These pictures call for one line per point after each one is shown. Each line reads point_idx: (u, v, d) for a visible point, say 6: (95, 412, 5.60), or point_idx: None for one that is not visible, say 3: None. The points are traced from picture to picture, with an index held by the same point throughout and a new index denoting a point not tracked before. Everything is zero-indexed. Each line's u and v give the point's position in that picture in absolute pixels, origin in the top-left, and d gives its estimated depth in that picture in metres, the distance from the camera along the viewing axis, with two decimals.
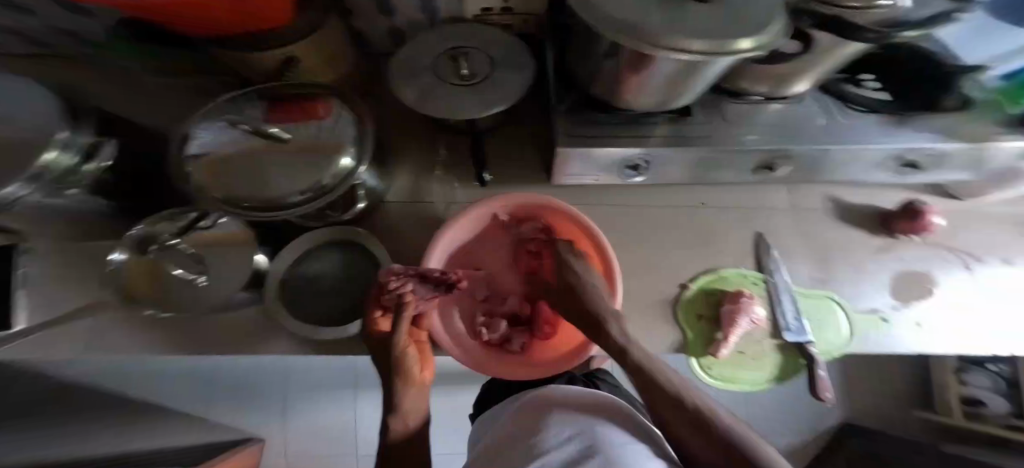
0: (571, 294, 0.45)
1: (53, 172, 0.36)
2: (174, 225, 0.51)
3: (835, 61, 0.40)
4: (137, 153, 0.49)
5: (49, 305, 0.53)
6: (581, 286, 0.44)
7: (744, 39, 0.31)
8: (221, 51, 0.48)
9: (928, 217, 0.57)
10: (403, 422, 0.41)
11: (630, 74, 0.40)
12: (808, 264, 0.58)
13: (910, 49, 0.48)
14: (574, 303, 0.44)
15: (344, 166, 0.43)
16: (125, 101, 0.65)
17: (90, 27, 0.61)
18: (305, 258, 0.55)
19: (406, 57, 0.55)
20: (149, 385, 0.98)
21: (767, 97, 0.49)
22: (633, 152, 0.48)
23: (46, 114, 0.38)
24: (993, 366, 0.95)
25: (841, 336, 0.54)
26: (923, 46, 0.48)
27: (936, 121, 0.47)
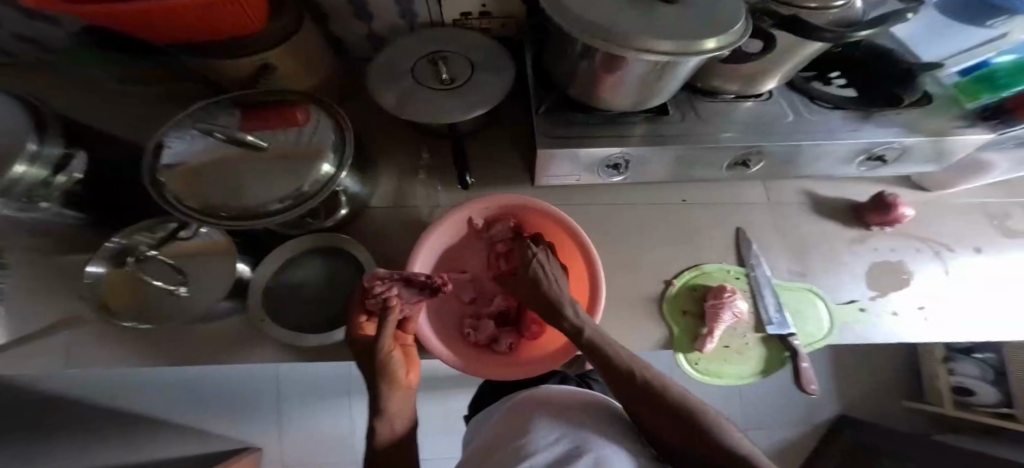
0: (541, 299, 0.44)
1: (23, 185, 0.36)
2: (153, 236, 0.52)
3: (798, 59, 0.41)
4: (113, 163, 0.49)
5: (23, 320, 0.53)
6: (554, 293, 0.43)
7: (709, 39, 0.32)
8: (196, 59, 0.48)
9: (899, 209, 0.58)
10: (390, 427, 0.40)
11: (605, 74, 0.41)
12: (787, 258, 0.59)
13: (869, 47, 0.53)
14: (545, 308, 0.44)
15: (325, 172, 0.43)
16: (88, 108, 0.64)
17: (51, 33, 0.61)
18: (289, 265, 0.55)
19: (385, 63, 0.55)
20: (136, 398, 0.97)
21: (739, 95, 0.50)
22: (611, 152, 0.49)
23: (16, 126, 0.37)
24: (979, 354, 0.98)
25: (823, 327, 0.55)
26: (880, 44, 0.54)
27: (901, 115, 0.49)
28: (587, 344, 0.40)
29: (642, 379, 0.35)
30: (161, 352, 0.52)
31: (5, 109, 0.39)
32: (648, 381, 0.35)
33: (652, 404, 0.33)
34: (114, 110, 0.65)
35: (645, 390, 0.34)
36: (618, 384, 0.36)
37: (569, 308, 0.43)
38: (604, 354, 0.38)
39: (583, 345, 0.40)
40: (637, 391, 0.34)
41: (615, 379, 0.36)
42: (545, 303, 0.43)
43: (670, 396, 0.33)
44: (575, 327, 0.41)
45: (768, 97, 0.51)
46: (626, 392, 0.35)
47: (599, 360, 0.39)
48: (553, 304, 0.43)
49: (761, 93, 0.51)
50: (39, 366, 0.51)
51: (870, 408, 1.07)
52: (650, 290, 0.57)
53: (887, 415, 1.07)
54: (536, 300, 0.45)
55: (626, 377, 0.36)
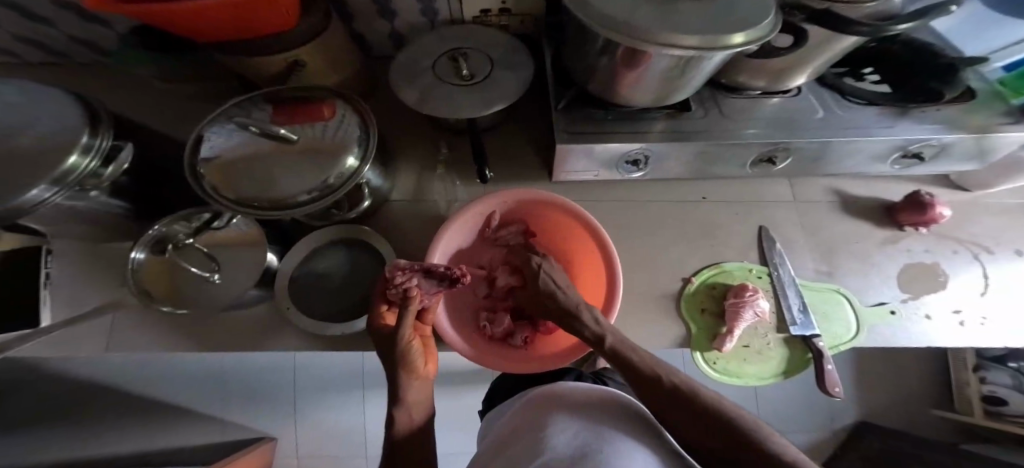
0: (554, 307, 0.45)
1: (76, 175, 0.38)
2: (190, 225, 0.54)
3: (830, 54, 0.40)
4: (156, 155, 0.51)
5: (74, 304, 0.57)
6: (569, 301, 0.44)
7: (736, 34, 0.32)
8: (228, 57, 0.50)
9: (937, 208, 0.55)
10: (408, 415, 0.42)
11: (626, 70, 0.41)
12: (812, 258, 0.58)
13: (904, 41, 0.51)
14: (560, 316, 0.44)
15: (349, 165, 0.44)
16: (135, 104, 0.68)
17: (102, 34, 0.65)
18: (311, 257, 0.57)
19: (406, 59, 0.56)
20: (165, 386, 1.01)
21: (765, 91, 0.49)
22: (632, 148, 0.48)
23: (68, 121, 0.40)
24: (1014, 364, 0.91)
25: (850, 329, 0.53)
26: (918, 39, 0.51)
27: (941, 112, 0.47)
28: (609, 350, 0.40)
29: (670, 383, 0.35)
30: (195, 337, 0.55)
31: (57, 106, 0.42)
32: (677, 383, 0.35)
33: (685, 409, 0.33)
34: (151, 106, 0.68)
35: (677, 394, 0.34)
36: (641, 388, 0.36)
37: (587, 317, 0.42)
38: (629, 359, 0.38)
39: (605, 351, 0.40)
40: (667, 395, 0.34)
41: (640, 384, 0.36)
42: (560, 311, 0.44)
43: (702, 399, 0.33)
44: (594, 334, 0.41)
45: (794, 93, 0.50)
46: (655, 397, 0.35)
47: (622, 365, 0.38)
48: (570, 312, 0.43)
49: (788, 89, 0.49)
50: (84, 348, 0.54)
51: (895, 416, 1.03)
52: (667, 288, 0.57)
53: (913, 424, 1.04)
54: (551, 309, 0.45)
55: (654, 381, 0.36)
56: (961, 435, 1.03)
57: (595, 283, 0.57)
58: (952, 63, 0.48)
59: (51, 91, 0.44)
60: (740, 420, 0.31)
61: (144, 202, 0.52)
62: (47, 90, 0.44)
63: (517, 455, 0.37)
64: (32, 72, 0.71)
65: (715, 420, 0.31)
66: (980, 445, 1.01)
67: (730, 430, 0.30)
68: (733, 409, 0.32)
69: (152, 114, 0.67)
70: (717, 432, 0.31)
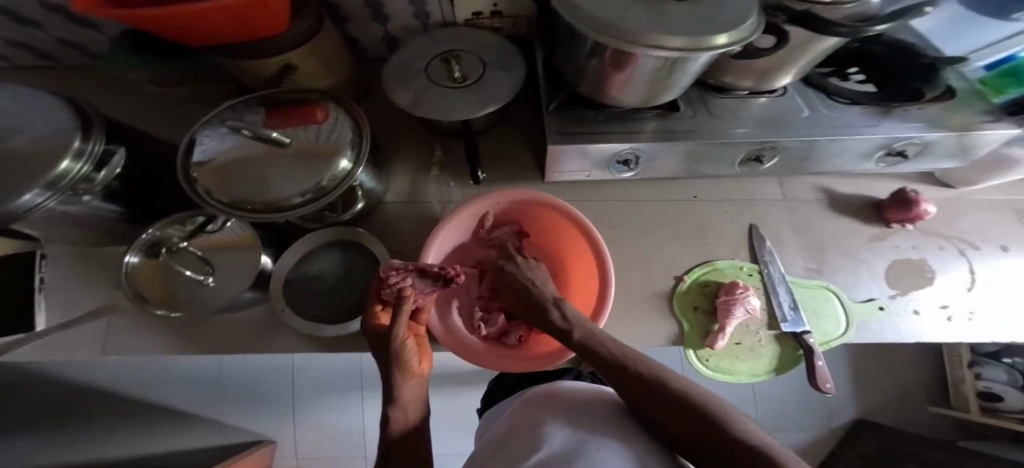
0: (527, 302, 0.49)
1: (67, 180, 0.39)
2: (183, 229, 0.54)
3: (816, 54, 0.41)
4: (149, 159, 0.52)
5: (68, 308, 0.57)
6: (540, 296, 0.49)
7: (721, 35, 0.32)
8: (220, 60, 0.51)
9: (921, 205, 0.56)
10: (404, 415, 0.43)
11: (615, 71, 0.41)
12: (802, 255, 0.59)
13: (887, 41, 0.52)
14: (532, 311, 0.48)
15: (342, 168, 0.45)
16: (129, 108, 0.68)
17: (95, 38, 0.65)
18: (307, 259, 0.58)
19: (398, 62, 0.56)
20: (163, 390, 1.01)
21: (753, 91, 0.50)
22: (622, 148, 0.49)
23: (59, 126, 0.40)
24: (1009, 360, 0.93)
25: (840, 325, 0.54)
26: (900, 39, 0.52)
27: (924, 111, 0.47)
28: (578, 343, 0.42)
29: (637, 372, 0.36)
30: (189, 339, 0.55)
31: (49, 111, 0.42)
32: (644, 372, 0.36)
33: (653, 396, 0.34)
34: (146, 110, 0.68)
35: (645, 382, 0.35)
36: (622, 384, 0.37)
37: (555, 310, 0.46)
38: (596, 351, 0.40)
39: (574, 345, 0.43)
40: (634, 383, 0.36)
41: (609, 373, 0.38)
42: (532, 305, 0.49)
43: (668, 385, 0.34)
44: (563, 328, 0.44)
45: (781, 93, 0.51)
46: (625, 386, 0.36)
47: (591, 357, 0.41)
48: (541, 305, 0.48)
49: (776, 89, 0.50)
50: (78, 352, 0.54)
51: (891, 412, 1.04)
52: (659, 286, 0.58)
53: (909, 420, 1.04)
54: (521, 302, 0.50)
55: (620, 370, 0.37)
56: (957, 431, 1.04)
57: (588, 280, 0.57)
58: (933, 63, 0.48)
59: (43, 95, 0.44)
60: (707, 404, 0.31)
61: (138, 205, 0.52)
62: (40, 95, 0.44)
63: (513, 455, 0.37)
64: (26, 76, 0.71)
65: (681, 405, 0.32)
66: (976, 441, 1.02)
67: (697, 414, 0.31)
68: (698, 394, 0.33)
69: (147, 118, 0.67)
70: (686, 419, 0.31)
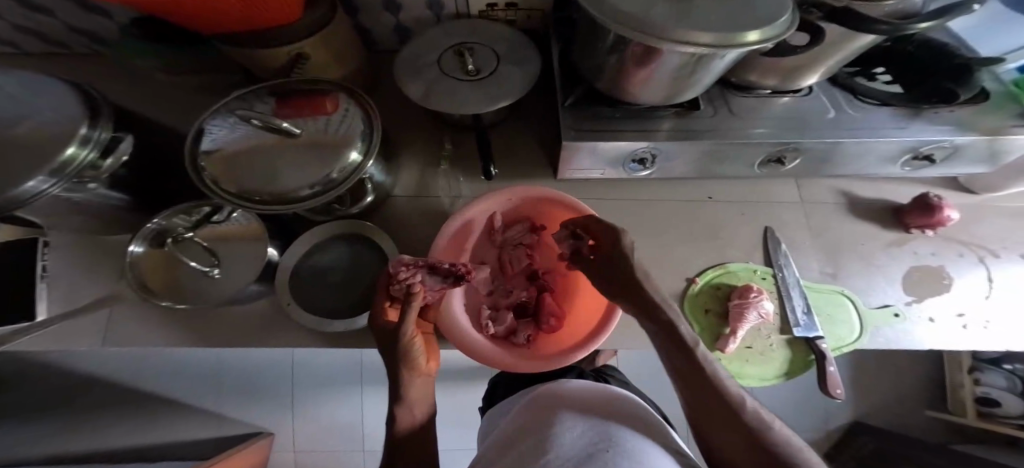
0: (638, 293, 0.38)
1: (74, 167, 0.38)
2: (189, 219, 0.54)
3: (844, 54, 0.40)
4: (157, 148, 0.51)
5: (70, 298, 0.56)
6: (651, 291, 0.38)
7: (752, 32, 0.31)
8: (231, 49, 0.49)
9: (944, 211, 0.55)
10: (410, 414, 0.42)
11: (636, 68, 0.40)
12: (817, 259, 0.58)
13: (919, 39, 0.50)
14: (641, 301, 0.38)
15: (352, 160, 0.44)
16: (134, 96, 0.67)
17: (101, 24, 0.64)
18: (313, 252, 0.57)
19: (411, 53, 0.55)
20: (168, 382, 1.01)
21: (775, 91, 0.49)
22: (639, 146, 0.48)
23: (66, 112, 0.39)
24: (1010, 366, 0.93)
25: (853, 332, 0.53)
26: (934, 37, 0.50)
27: (955, 113, 0.46)
28: (693, 363, 0.34)
29: (752, 414, 0.30)
30: (194, 332, 0.54)
31: (57, 96, 0.41)
32: (758, 418, 0.30)
33: (770, 458, 0.28)
34: (152, 99, 0.67)
35: (758, 430, 0.29)
36: (692, 388, 0.33)
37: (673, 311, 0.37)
38: (712, 379, 0.32)
39: (685, 360, 0.34)
40: (746, 434, 0.29)
41: (713, 406, 0.32)
42: (644, 296, 0.38)
43: (787, 448, 0.28)
44: (680, 338, 0.35)
45: (806, 93, 0.50)
46: (730, 432, 0.30)
47: (702, 382, 0.33)
48: (658, 301, 0.37)
49: (800, 88, 0.49)
50: (81, 342, 0.54)
51: (891, 416, 1.04)
52: (672, 287, 0.57)
53: (906, 426, 1.04)
54: (629, 293, 0.39)
55: (733, 409, 0.31)
56: (951, 435, 1.04)
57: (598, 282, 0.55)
58: (965, 63, 0.46)
59: (51, 81, 0.43)
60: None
61: (145, 195, 0.51)
62: (48, 80, 0.43)
63: (522, 454, 0.37)
64: (30, 61, 0.69)
65: None
66: (969, 445, 1.02)
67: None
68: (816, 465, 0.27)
69: (153, 107, 0.66)
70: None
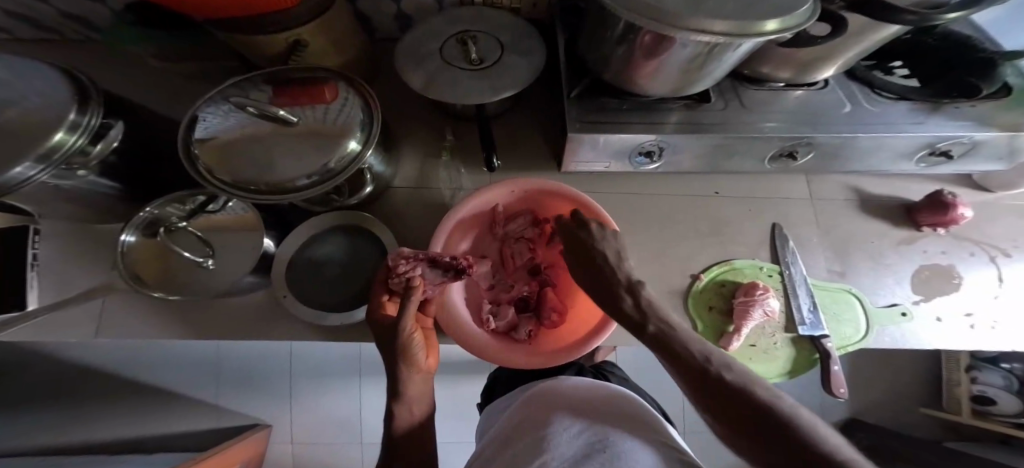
0: (602, 284, 0.39)
1: (62, 153, 0.36)
2: (183, 208, 0.53)
3: (864, 45, 0.38)
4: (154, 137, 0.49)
5: (61, 288, 0.55)
6: (616, 277, 0.39)
7: (770, 21, 0.30)
8: (225, 34, 0.47)
9: (959, 209, 0.53)
10: (410, 413, 0.42)
11: (645, 58, 0.39)
12: (825, 256, 0.57)
13: (943, 32, 0.48)
14: (605, 295, 0.39)
15: (351, 150, 0.42)
16: (128, 83, 0.65)
17: (93, 8, 0.61)
18: (311, 243, 0.55)
19: (413, 41, 0.53)
20: (158, 374, 0.99)
21: (789, 84, 0.48)
22: (646, 139, 0.47)
23: (54, 97, 0.37)
24: (1008, 365, 0.91)
25: (859, 331, 0.52)
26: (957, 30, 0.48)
27: (976, 108, 0.45)
28: (659, 344, 0.34)
29: (722, 379, 0.29)
30: (189, 324, 0.53)
31: (45, 80, 0.39)
32: (733, 382, 0.29)
33: (752, 419, 0.26)
34: (145, 86, 0.65)
35: (732, 395, 0.28)
36: (680, 373, 0.32)
37: (627, 298, 0.37)
38: (674, 353, 0.32)
39: (649, 343, 0.35)
40: (721, 403, 0.29)
41: (687, 380, 0.31)
42: (604, 287, 0.39)
43: (765, 405, 0.26)
44: (635, 321, 0.36)
45: (822, 86, 0.48)
46: (711, 405, 0.30)
47: (669, 360, 0.33)
48: (612, 287, 0.38)
49: (816, 82, 0.48)
50: (71, 333, 0.52)
51: (886, 413, 1.04)
52: (677, 284, 0.56)
53: (901, 424, 1.04)
54: (594, 284, 0.40)
55: (702, 377, 0.30)
56: (944, 432, 1.04)
57: None
58: (990, 57, 0.45)
59: (39, 65, 0.41)
60: (813, 430, 0.24)
61: (137, 183, 0.49)
62: (35, 65, 0.41)
63: (516, 454, 0.37)
64: (20, 47, 0.67)
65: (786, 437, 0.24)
66: (961, 442, 1.02)
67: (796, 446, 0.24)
68: (798, 414, 0.26)
69: (147, 93, 0.64)
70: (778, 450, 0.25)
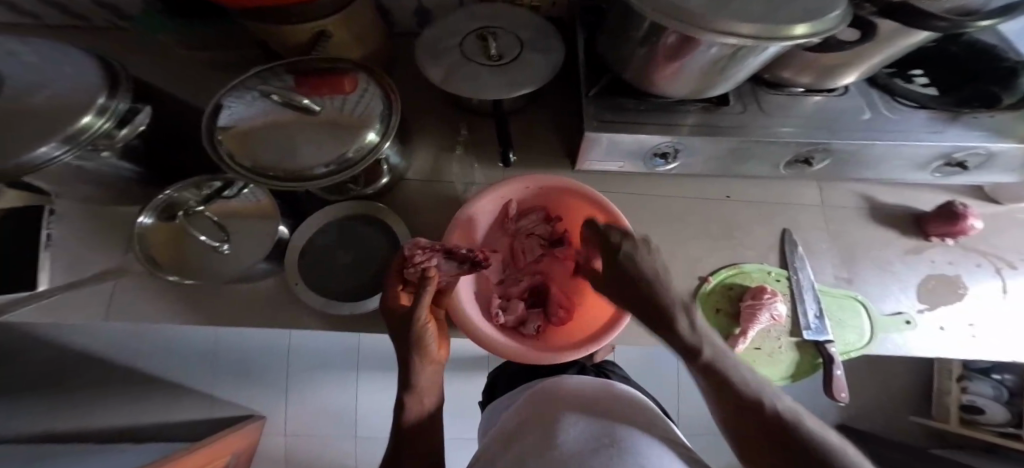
0: (647, 302, 0.35)
1: (89, 135, 0.36)
2: (200, 193, 0.52)
3: (889, 52, 0.39)
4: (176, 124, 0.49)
5: (72, 269, 0.55)
6: (665, 296, 0.35)
7: (799, 25, 0.30)
8: (250, 23, 0.48)
9: (968, 220, 0.54)
10: (419, 404, 0.42)
11: (668, 60, 0.39)
12: (833, 263, 0.57)
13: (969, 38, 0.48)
14: (648, 314, 0.35)
15: (369, 141, 0.42)
16: (149, 69, 0.65)
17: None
18: (325, 232, 0.56)
19: (435, 35, 0.54)
20: (156, 361, 1.00)
21: (808, 89, 0.48)
22: (662, 141, 0.47)
23: (81, 79, 0.37)
24: (998, 376, 0.94)
25: (862, 337, 0.53)
26: (982, 38, 0.49)
27: (994, 119, 0.46)
28: (706, 367, 0.33)
29: (777, 410, 0.30)
30: (199, 309, 0.53)
31: (72, 62, 0.39)
32: (788, 419, 0.29)
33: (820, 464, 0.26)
34: (166, 72, 0.65)
35: (792, 435, 0.28)
36: (729, 405, 0.32)
37: (682, 320, 0.34)
38: (727, 382, 0.32)
39: (699, 368, 0.34)
40: (772, 437, 0.29)
41: (740, 412, 0.31)
42: (650, 304, 0.35)
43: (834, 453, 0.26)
44: (690, 344, 0.34)
45: (841, 92, 0.49)
46: (765, 438, 0.29)
47: (717, 388, 0.33)
48: (663, 310, 0.35)
49: (834, 88, 0.48)
50: (81, 315, 0.52)
51: (881, 420, 1.05)
52: (686, 285, 0.56)
53: (894, 432, 1.05)
54: (637, 302, 0.36)
55: (755, 408, 0.30)
56: (932, 439, 1.05)
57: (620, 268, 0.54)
58: (1015, 66, 0.44)
59: (66, 47, 0.41)
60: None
61: (156, 167, 0.49)
62: (61, 47, 0.41)
63: (524, 450, 0.37)
64: (42, 31, 0.67)
65: None
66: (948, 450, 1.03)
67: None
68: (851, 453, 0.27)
69: (168, 80, 0.64)
70: None
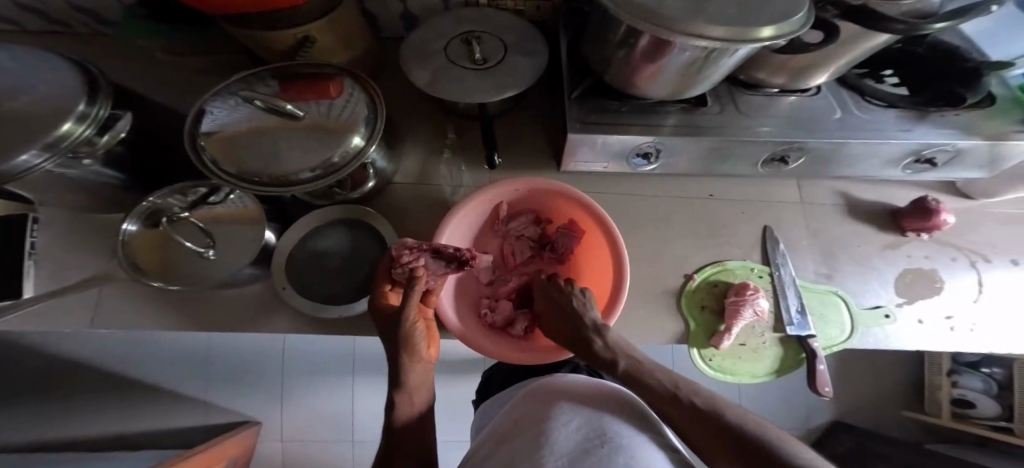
0: (569, 321, 0.46)
1: (70, 142, 0.36)
2: (185, 199, 0.53)
3: (857, 53, 0.40)
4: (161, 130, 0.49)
5: (57, 277, 0.55)
6: (583, 324, 0.45)
7: (765, 28, 0.31)
8: (234, 29, 0.48)
9: (942, 215, 0.56)
10: (409, 404, 0.43)
11: (645, 63, 0.40)
12: (814, 259, 0.58)
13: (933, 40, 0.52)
14: (571, 338, 0.46)
15: (354, 145, 0.43)
16: (135, 75, 0.65)
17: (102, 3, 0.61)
18: (313, 236, 0.56)
19: (419, 39, 0.54)
20: (147, 366, 0.99)
21: (784, 89, 0.49)
22: (643, 142, 0.48)
23: (63, 87, 0.38)
24: (987, 369, 0.98)
25: (843, 331, 0.54)
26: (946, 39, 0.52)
27: (960, 117, 0.47)
28: (627, 374, 0.42)
29: (693, 404, 0.37)
30: (186, 314, 0.53)
31: (54, 70, 0.39)
32: (704, 403, 0.37)
33: (729, 436, 0.33)
34: (153, 79, 0.65)
35: (704, 416, 0.35)
36: (656, 402, 0.39)
37: (598, 340, 0.44)
38: (644, 382, 0.41)
39: (619, 377, 0.43)
40: (692, 417, 0.36)
41: (666, 404, 0.38)
42: (572, 334, 0.45)
43: (736, 422, 0.34)
44: (607, 361, 0.43)
45: (815, 92, 0.50)
46: (705, 438, 0.35)
47: (642, 386, 0.41)
48: (583, 335, 0.45)
49: (808, 88, 0.49)
50: (66, 322, 0.52)
51: (872, 414, 1.06)
52: (670, 283, 0.57)
53: (886, 425, 1.06)
54: (568, 330, 0.46)
55: (676, 403, 0.38)
56: (925, 434, 1.06)
57: (601, 262, 0.56)
58: (976, 67, 0.49)
59: (49, 55, 0.41)
60: (765, 435, 0.32)
61: (140, 173, 0.49)
62: (44, 55, 0.41)
63: (514, 453, 0.37)
64: (28, 39, 0.67)
65: (749, 439, 0.32)
66: (942, 445, 1.04)
67: (766, 454, 0.30)
68: (751, 422, 0.34)
69: (152, 85, 0.64)
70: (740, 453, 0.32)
